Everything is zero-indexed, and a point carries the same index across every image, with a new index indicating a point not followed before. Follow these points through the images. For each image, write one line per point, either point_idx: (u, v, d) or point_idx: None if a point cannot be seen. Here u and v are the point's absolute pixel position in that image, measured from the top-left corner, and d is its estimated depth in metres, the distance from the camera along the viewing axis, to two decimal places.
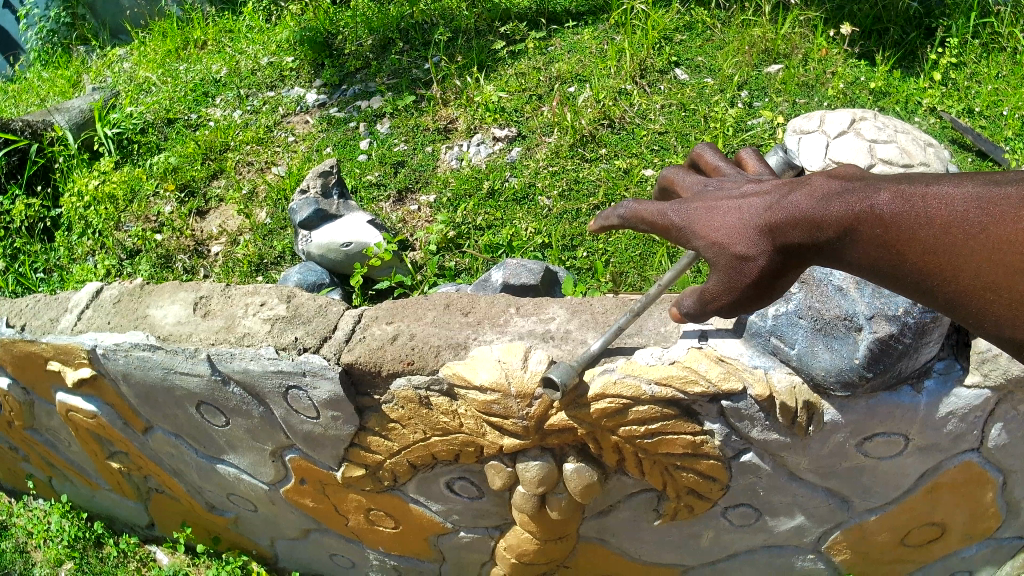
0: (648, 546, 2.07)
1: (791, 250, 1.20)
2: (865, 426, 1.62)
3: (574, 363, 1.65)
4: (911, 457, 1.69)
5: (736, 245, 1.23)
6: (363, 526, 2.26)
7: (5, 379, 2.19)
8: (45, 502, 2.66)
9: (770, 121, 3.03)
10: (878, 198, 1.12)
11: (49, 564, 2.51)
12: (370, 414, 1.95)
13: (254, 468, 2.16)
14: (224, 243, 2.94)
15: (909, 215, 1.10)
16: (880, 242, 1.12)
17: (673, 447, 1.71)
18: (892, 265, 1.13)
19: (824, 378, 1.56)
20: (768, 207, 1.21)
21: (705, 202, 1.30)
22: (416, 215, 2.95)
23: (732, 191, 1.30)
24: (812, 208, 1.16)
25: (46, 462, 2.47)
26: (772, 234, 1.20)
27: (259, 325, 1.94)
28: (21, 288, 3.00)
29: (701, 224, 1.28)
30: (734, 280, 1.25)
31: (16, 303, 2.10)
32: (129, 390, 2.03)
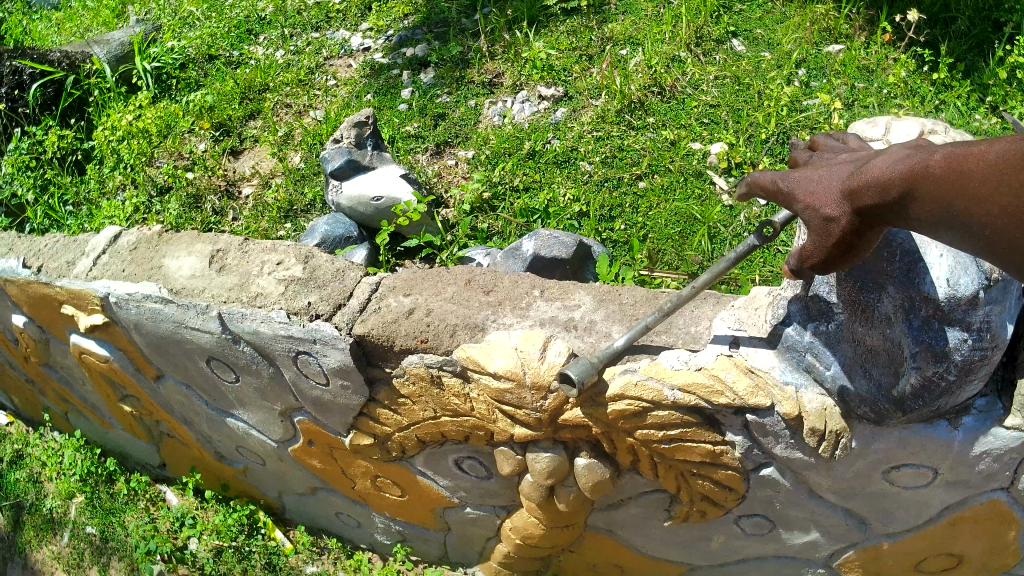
0: (656, 543, 2.02)
1: (870, 216, 1.20)
2: (894, 455, 1.55)
3: (594, 362, 1.58)
4: (938, 490, 1.61)
5: (823, 207, 1.24)
6: (369, 490, 2.23)
7: (22, 317, 2.19)
8: (61, 436, 2.76)
9: (826, 104, 2.88)
10: (932, 157, 1.14)
11: (61, 496, 2.61)
12: (381, 387, 1.89)
13: (263, 425, 2.14)
14: (256, 186, 2.90)
15: (954, 170, 1.11)
16: (932, 199, 1.13)
17: (690, 455, 1.66)
18: (943, 221, 1.13)
19: (858, 404, 1.50)
20: (855, 171, 1.22)
21: (814, 164, 1.32)
22: (453, 170, 2.88)
23: (840, 156, 1.31)
24: (884, 171, 1.17)
25: (61, 397, 2.51)
26: (852, 198, 1.21)
27: (273, 285, 1.89)
28: (50, 221, 3.00)
29: (799, 186, 1.29)
30: (824, 241, 1.26)
31: (36, 242, 2.12)
32: (141, 339, 2.01)
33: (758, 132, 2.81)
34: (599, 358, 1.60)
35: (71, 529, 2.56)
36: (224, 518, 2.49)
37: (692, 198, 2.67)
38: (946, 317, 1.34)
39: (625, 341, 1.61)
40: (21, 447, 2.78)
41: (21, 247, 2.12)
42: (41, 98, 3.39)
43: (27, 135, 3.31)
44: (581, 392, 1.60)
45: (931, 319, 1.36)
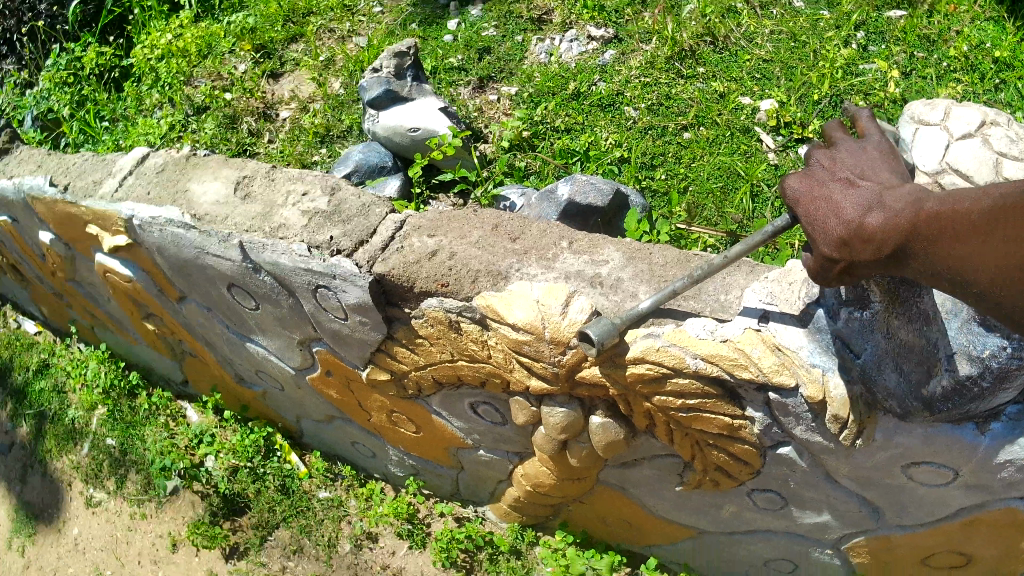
0: (666, 504, 2.00)
1: (868, 264, 1.23)
2: (912, 451, 1.53)
3: (618, 323, 1.54)
4: (956, 491, 1.60)
5: (823, 247, 1.26)
6: (385, 425, 2.24)
7: (48, 235, 2.22)
8: (86, 348, 2.83)
9: (882, 71, 2.78)
10: (923, 213, 1.17)
11: (83, 408, 2.68)
12: (399, 326, 1.87)
13: (282, 352, 2.14)
14: (293, 110, 2.87)
15: (941, 227, 1.14)
16: (924, 254, 1.17)
17: (708, 425, 1.63)
18: (936, 274, 1.17)
19: (885, 396, 1.47)
20: (854, 213, 1.23)
21: (816, 179, 1.30)
22: (494, 105, 2.82)
23: (840, 172, 1.29)
24: (881, 225, 1.19)
25: (88, 313, 2.55)
26: (852, 244, 1.23)
27: (296, 217, 1.88)
28: (84, 138, 2.95)
29: (802, 209, 1.30)
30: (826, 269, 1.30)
31: (64, 160, 2.13)
32: (163, 263, 2.02)
33: (810, 92, 2.72)
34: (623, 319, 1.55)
35: (91, 440, 2.64)
36: (242, 438, 2.52)
37: (737, 153, 2.60)
38: (987, 321, 1.31)
39: (651, 304, 1.56)
40: (47, 357, 2.86)
41: (49, 166, 2.14)
42: (81, 15, 3.42)
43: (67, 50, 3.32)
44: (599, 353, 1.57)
45: (971, 322, 1.34)
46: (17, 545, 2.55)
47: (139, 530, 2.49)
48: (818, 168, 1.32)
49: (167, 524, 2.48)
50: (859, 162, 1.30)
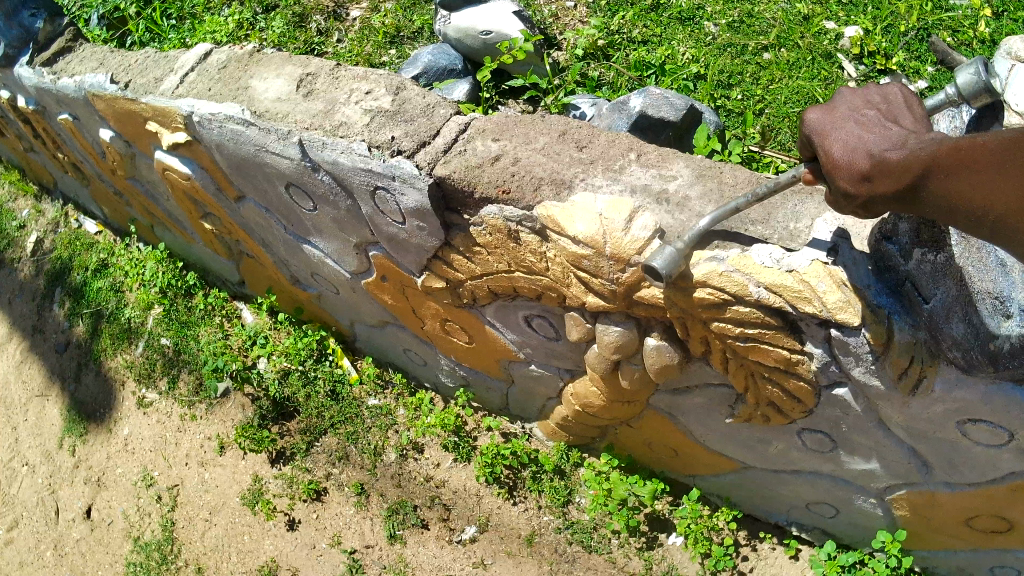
0: (714, 435, 1.97)
1: (885, 199, 1.17)
2: (971, 407, 1.48)
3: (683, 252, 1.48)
4: (1008, 454, 1.53)
5: (840, 180, 1.21)
6: (438, 333, 2.22)
7: (108, 132, 2.20)
8: (145, 248, 2.83)
9: (974, 8, 2.63)
10: (945, 148, 1.10)
11: (140, 307, 2.71)
12: (456, 233, 1.85)
13: (339, 255, 2.13)
14: (364, 10, 2.80)
15: (963, 162, 1.08)
16: (941, 191, 1.11)
17: (764, 357, 1.59)
18: (953, 211, 1.12)
19: (949, 347, 1.39)
20: (875, 146, 1.18)
21: (839, 112, 1.25)
22: (571, 12, 2.73)
23: (865, 107, 1.24)
24: (903, 159, 1.14)
25: (147, 212, 2.55)
26: (871, 177, 1.17)
27: (358, 115, 1.85)
28: (150, 36, 2.92)
29: (820, 140, 1.25)
30: (841, 205, 1.25)
31: (126, 58, 2.12)
32: (223, 160, 2.00)
33: (897, 21, 2.58)
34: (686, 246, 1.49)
35: (146, 340, 2.68)
36: (295, 342, 2.55)
37: (817, 79, 2.50)
38: None
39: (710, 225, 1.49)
40: (106, 257, 2.89)
41: (110, 63, 2.12)
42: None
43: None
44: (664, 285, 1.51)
45: None
46: (69, 444, 2.62)
47: (186, 433, 2.52)
48: (841, 102, 1.27)
49: (215, 426, 2.51)
50: (884, 98, 1.26)
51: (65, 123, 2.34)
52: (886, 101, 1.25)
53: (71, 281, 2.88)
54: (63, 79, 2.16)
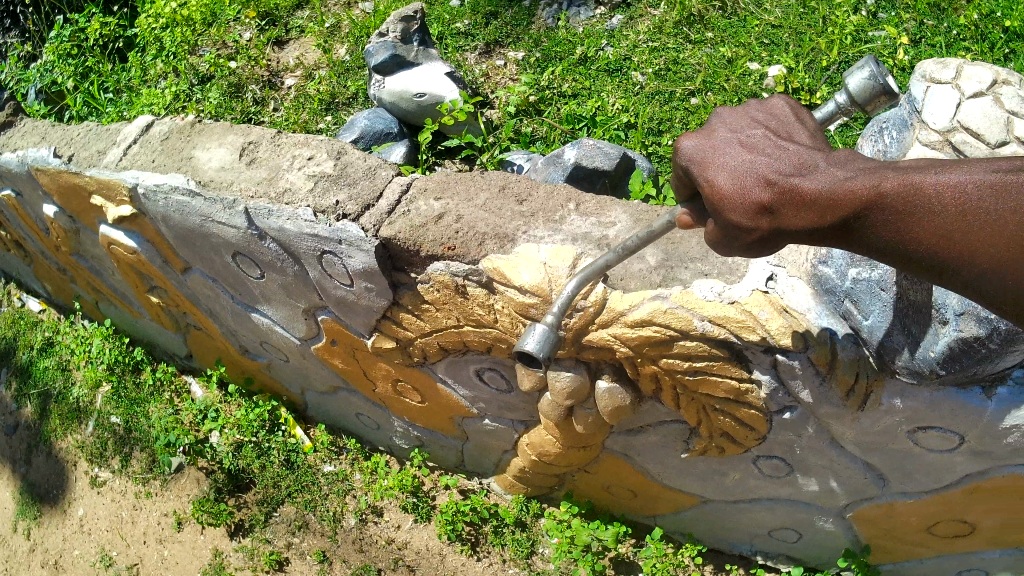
0: (671, 471, 1.99)
1: (790, 232, 1.11)
2: (920, 415, 1.53)
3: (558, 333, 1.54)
4: (960, 456, 1.59)
5: (733, 214, 1.13)
6: (390, 395, 2.23)
7: (52, 208, 2.22)
8: (91, 325, 2.80)
9: (892, 38, 2.71)
10: (889, 183, 1.04)
11: (89, 385, 2.67)
12: (405, 291, 1.87)
13: (287, 322, 2.13)
14: (299, 77, 2.85)
15: (916, 199, 1.03)
16: (885, 228, 1.05)
17: (714, 389, 1.63)
18: (892, 248, 1.07)
19: (893, 358, 1.45)
20: (772, 175, 1.11)
21: (717, 138, 1.18)
22: (501, 70, 2.81)
23: (752, 128, 1.18)
24: (821, 191, 1.07)
25: (93, 288, 2.57)
26: (776, 210, 1.10)
27: (301, 181, 1.87)
28: (87, 109, 2.86)
29: (702, 170, 1.17)
30: (725, 241, 1.17)
31: (68, 133, 2.15)
32: (168, 232, 2.02)
33: (819, 57, 2.67)
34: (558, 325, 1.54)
35: (96, 419, 2.64)
36: (246, 413, 2.51)
37: None
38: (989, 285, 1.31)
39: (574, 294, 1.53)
40: (52, 335, 2.86)
41: (53, 138, 2.15)
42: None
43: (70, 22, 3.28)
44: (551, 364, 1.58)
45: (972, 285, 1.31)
46: (23, 528, 2.56)
47: (142, 510, 2.47)
48: (721, 125, 1.21)
49: (171, 502, 2.46)
50: (761, 117, 1.20)
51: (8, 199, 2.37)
52: (763, 119, 1.20)
53: (17, 361, 2.83)
54: (4, 154, 2.19)
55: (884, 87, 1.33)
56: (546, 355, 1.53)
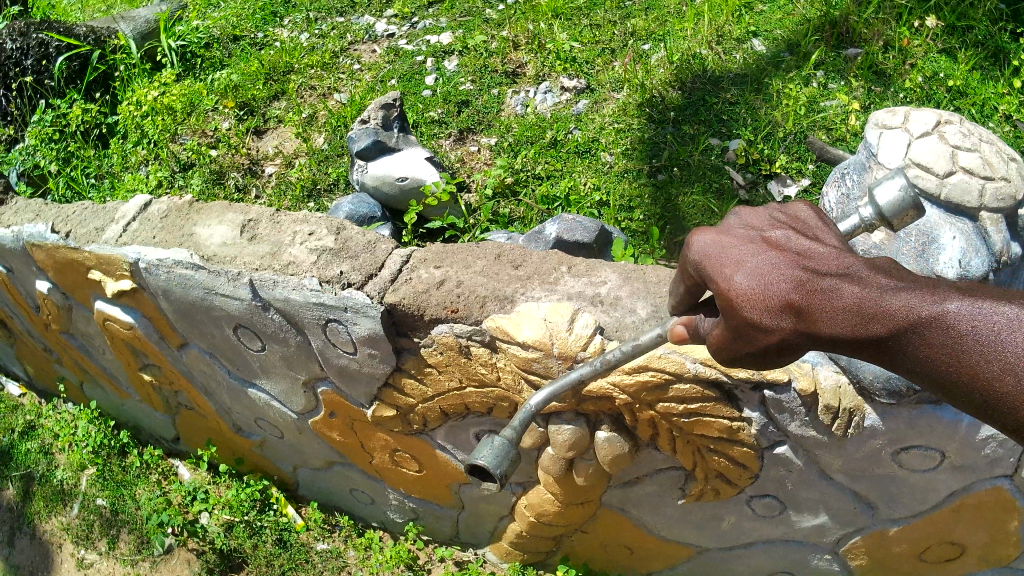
0: (668, 521, 2.06)
1: (814, 336, 1.13)
2: (902, 436, 1.63)
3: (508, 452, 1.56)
4: (944, 474, 1.70)
5: (751, 311, 1.13)
6: (387, 466, 2.26)
7: (47, 284, 2.33)
8: (74, 408, 2.93)
9: (843, 105, 2.94)
10: (939, 304, 1.10)
11: (73, 467, 2.76)
12: (408, 356, 1.92)
13: (285, 396, 2.18)
14: (279, 165, 3.07)
15: (962, 322, 1.08)
16: (924, 348, 1.10)
17: (708, 429, 1.71)
18: (928, 370, 1.11)
19: (872, 382, 1.55)
20: (803, 275, 1.13)
21: (732, 236, 1.21)
22: (476, 156, 2.98)
23: (774, 227, 1.21)
24: (863, 299, 1.12)
25: (79, 366, 2.69)
26: (805, 310, 1.12)
27: (304, 255, 1.94)
28: (71, 193, 3.12)
29: (717, 267, 1.18)
30: (733, 339, 1.17)
31: (64, 210, 2.23)
32: (168, 306, 2.10)
33: (775, 130, 2.87)
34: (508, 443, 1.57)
35: (81, 501, 2.69)
36: (238, 493, 2.56)
37: (709, 191, 2.73)
38: None
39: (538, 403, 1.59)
40: (33, 418, 2.97)
41: (50, 214, 2.23)
42: (66, 71, 3.58)
43: (52, 107, 3.49)
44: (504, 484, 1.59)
45: None
46: None
47: None
48: (734, 223, 1.24)
49: None
50: (777, 217, 1.24)
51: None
52: (779, 219, 1.24)
53: None
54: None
55: (914, 202, 1.23)
56: (497, 470, 1.54)
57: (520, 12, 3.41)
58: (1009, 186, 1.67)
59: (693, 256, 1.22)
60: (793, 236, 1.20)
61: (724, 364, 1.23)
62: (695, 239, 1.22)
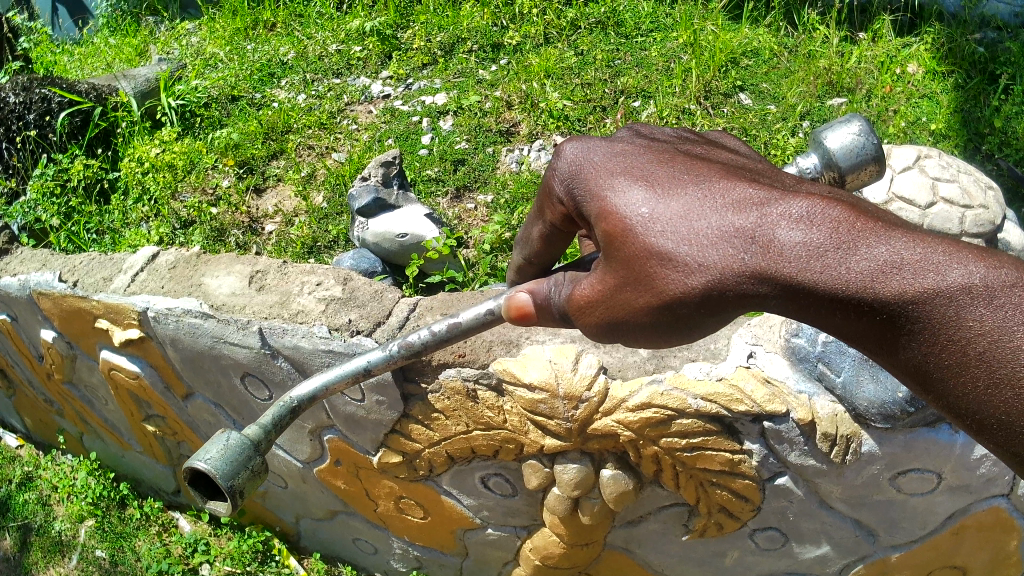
0: (674, 560, 2.10)
1: (763, 280, 1.11)
2: (901, 460, 1.72)
3: (245, 464, 1.45)
4: (940, 497, 1.80)
5: (671, 242, 1.15)
6: (392, 513, 2.28)
7: (52, 333, 2.36)
8: (73, 459, 2.94)
9: None
10: (951, 274, 1.02)
11: (72, 519, 2.78)
12: (415, 402, 1.94)
13: (291, 444, 2.22)
14: (278, 222, 3.18)
15: (985, 294, 1.01)
16: (933, 322, 1.03)
17: (710, 463, 1.77)
18: (931, 352, 1.04)
19: (867, 408, 1.66)
20: (745, 212, 1.14)
21: (631, 170, 1.23)
22: (473, 214, 3.04)
23: (678, 144, 1.33)
24: (836, 236, 1.08)
25: (80, 418, 2.73)
26: (755, 253, 1.11)
27: (313, 303, 1.98)
28: (73, 247, 3.22)
29: (621, 193, 1.21)
30: (637, 286, 1.18)
31: (70, 260, 2.28)
32: (175, 355, 2.14)
33: None
34: (249, 451, 1.46)
35: (79, 553, 2.71)
36: (239, 544, 2.62)
37: None
38: None
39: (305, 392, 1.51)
40: (31, 470, 2.98)
41: (56, 265, 2.27)
42: (68, 127, 3.66)
43: (53, 162, 3.56)
44: (237, 505, 1.49)
45: None
46: None
47: None
48: (625, 143, 1.30)
49: None
50: (679, 137, 1.36)
51: (3, 326, 2.52)
52: (678, 148, 1.31)
53: None
54: (5, 280, 2.34)
55: (873, 155, 1.53)
56: (227, 482, 1.43)
57: (512, 72, 3.52)
58: (985, 213, 2.33)
59: (570, 171, 1.28)
60: (701, 163, 1.24)
61: (617, 328, 1.24)
62: (566, 147, 1.29)
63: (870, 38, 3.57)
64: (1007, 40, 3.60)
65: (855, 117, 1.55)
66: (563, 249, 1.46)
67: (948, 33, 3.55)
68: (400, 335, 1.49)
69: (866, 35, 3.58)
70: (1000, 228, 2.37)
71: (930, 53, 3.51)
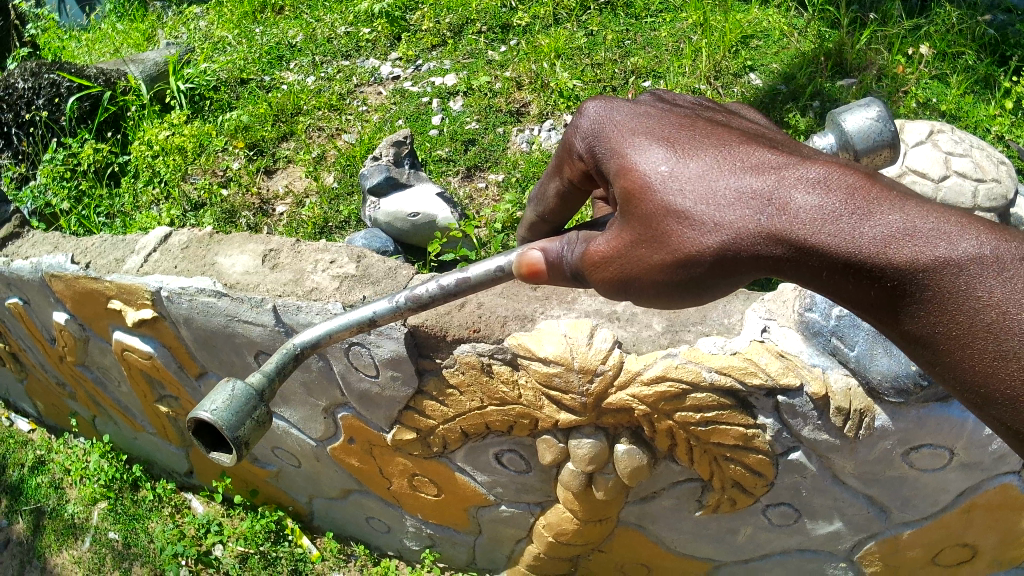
0: (686, 537, 2.11)
1: (774, 243, 1.12)
2: (913, 436, 1.73)
3: (250, 414, 1.44)
4: (952, 472, 1.80)
5: (686, 204, 1.16)
6: (405, 491, 2.29)
7: (64, 315, 2.37)
8: (86, 442, 2.96)
9: None
10: (962, 244, 1.03)
11: (86, 501, 2.79)
12: (429, 378, 1.94)
13: (304, 422, 2.23)
14: (289, 204, 3.19)
15: (994, 267, 1.01)
16: (939, 290, 1.03)
17: (724, 438, 1.77)
18: (936, 322, 1.04)
19: (880, 382, 1.66)
20: (762, 176, 1.14)
21: (653, 131, 1.24)
22: (484, 193, 3.07)
23: (699, 112, 1.33)
24: (851, 201, 1.09)
25: (92, 400, 2.74)
26: (771, 214, 1.12)
27: (327, 281, 1.98)
28: (83, 230, 3.23)
29: (640, 153, 1.22)
30: (651, 244, 1.19)
31: (82, 242, 2.28)
32: (188, 334, 2.15)
33: None
34: (253, 400, 1.45)
35: (93, 535, 2.73)
36: (252, 525, 2.63)
37: None
38: None
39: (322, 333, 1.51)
40: (43, 453, 2.99)
41: (69, 247, 2.28)
42: (77, 111, 3.66)
43: (63, 146, 3.57)
44: (242, 456, 1.48)
45: None
46: None
47: None
48: (650, 106, 1.31)
49: None
50: (701, 104, 1.37)
51: (15, 309, 2.53)
52: (699, 115, 1.31)
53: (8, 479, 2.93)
54: (17, 263, 2.34)
55: (889, 141, 1.57)
56: (233, 433, 1.42)
57: (523, 52, 3.52)
58: (998, 186, 2.36)
59: (593, 129, 1.28)
60: (721, 130, 1.25)
61: (629, 288, 1.24)
62: (591, 105, 1.30)
63: (880, 18, 3.57)
64: (1016, 20, 3.61)
65: (874, 102, 1.59)
66: (577, 208, 1.47)
67: (958, 12, 3.54)
68: (408, 287, 1.48)
69: (876, 15, 3.56)
70: (1013, 203, 2.39)
71: (941, 32, 3.50)
